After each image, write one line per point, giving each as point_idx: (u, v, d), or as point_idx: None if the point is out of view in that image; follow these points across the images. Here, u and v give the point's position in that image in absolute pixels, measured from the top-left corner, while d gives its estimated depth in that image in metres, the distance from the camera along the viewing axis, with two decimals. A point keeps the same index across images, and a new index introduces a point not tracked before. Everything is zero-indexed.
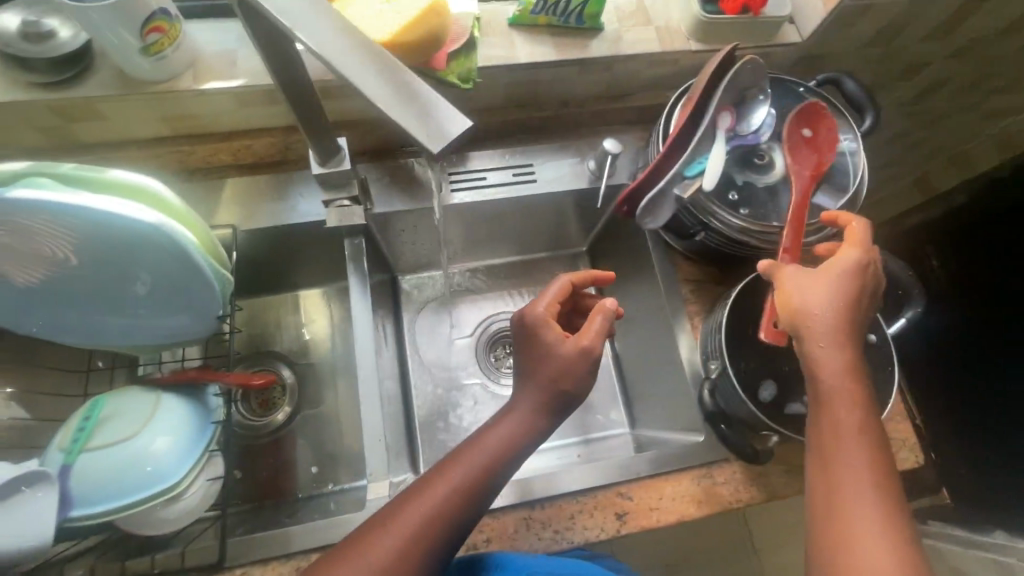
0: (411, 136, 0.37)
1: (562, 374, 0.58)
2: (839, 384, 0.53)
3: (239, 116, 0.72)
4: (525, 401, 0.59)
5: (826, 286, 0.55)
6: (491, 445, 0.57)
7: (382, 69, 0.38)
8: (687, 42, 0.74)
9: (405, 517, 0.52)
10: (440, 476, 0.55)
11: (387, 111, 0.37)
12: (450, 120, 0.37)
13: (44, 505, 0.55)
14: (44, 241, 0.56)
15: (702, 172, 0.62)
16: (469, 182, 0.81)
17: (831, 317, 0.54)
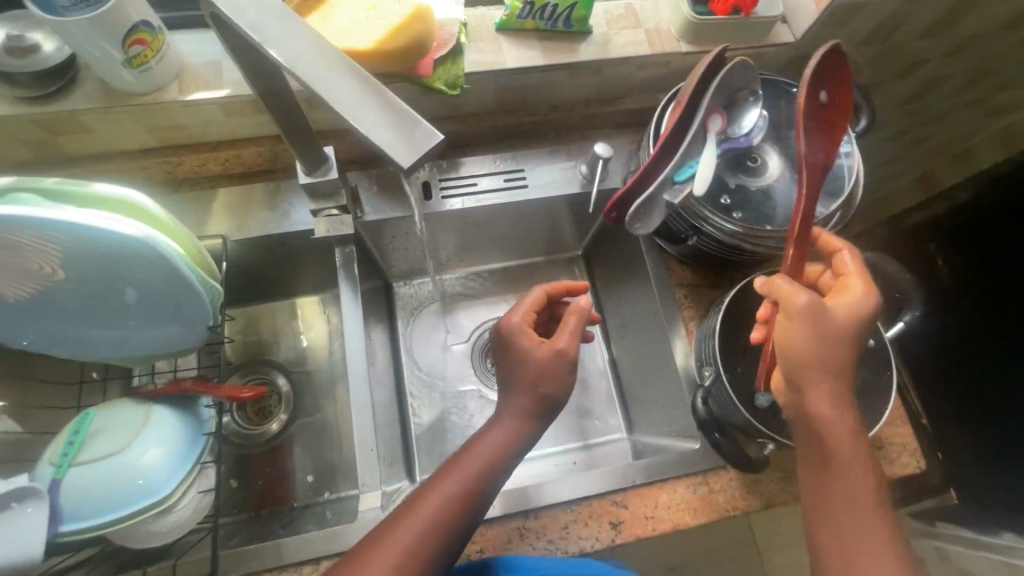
0: (384, 152, 0.36)
1: (540, 379, 0.59)
2: (838, 416, 0.53)
3: (227, 126, 0.71)
4: (511, 407, 0.59)
5: (835, 333, 0.52)
6: (479, 458, 0.56)
7: (357, 84, 0.38)
8: (678, 44, 0.73)
9: (398, 536, 0.51)
10: (430, 491, 0.54)
11: (361, 127, 0.36)
12: (422, 135, 0.36)
13: (34, 521, 0.55)
14: (29, 256, 0.56)
15: (692, 177, 0.61)
16: (460, 188, 0.81)
17: (834, 359, 0.52)
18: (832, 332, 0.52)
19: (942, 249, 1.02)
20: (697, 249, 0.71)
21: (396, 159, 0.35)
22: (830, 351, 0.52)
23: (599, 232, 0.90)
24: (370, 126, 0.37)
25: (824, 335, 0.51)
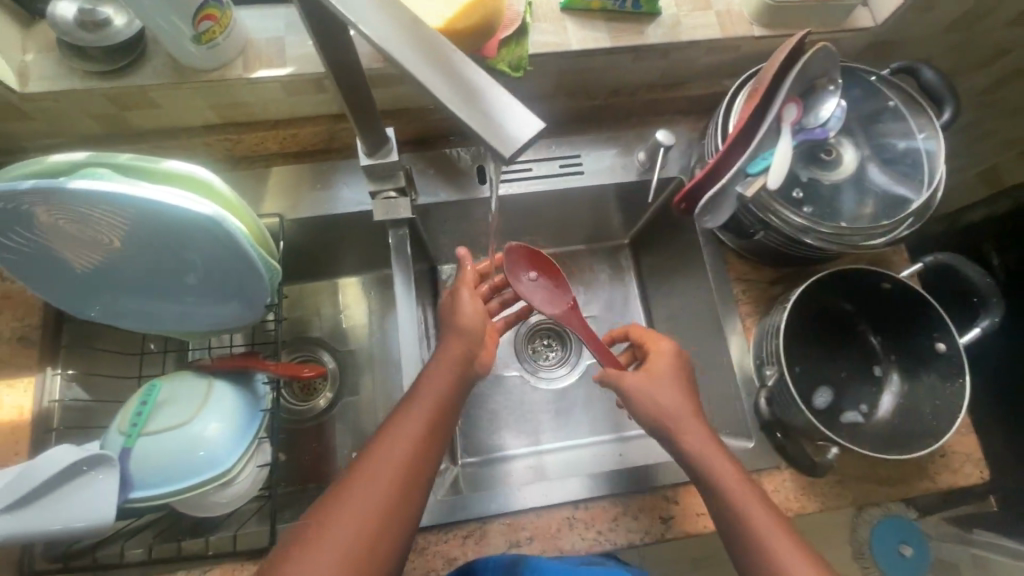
0: (483, 137, 0.34)
1: (460, 329, 0.65)
2: (718, 471, 0.58)
3: (287, 105, 0.71)
4: (445, 355, 0.64)
5: (679, 414, 0.61)
6: (428, 396, 0.60)
7: (452, 67, 0.36)
8: (750, 27, 0.70)
9: (371, 471, 0.54)
10: (392, 428, 0.58)
11: (455, 107, 0.35)
12: (523, 121, 0.34)
13: (106, 487, 0.57)
14: (101, 229, 0.57)
15: (766, 168, 0.58)
16: (515, 172, 0.80)
17: (692, 436, 0.60)
18: (672, 416, 0.61)
19: (998, 248, 0.96)
20: (764, 244, 0.69)
21: (495, 146, 0.34)
22: (679, 431, 0.61)
23: (650, 221, 0.88)
24: (466, 110, 0.35)
25: (667, 421, 0.61)
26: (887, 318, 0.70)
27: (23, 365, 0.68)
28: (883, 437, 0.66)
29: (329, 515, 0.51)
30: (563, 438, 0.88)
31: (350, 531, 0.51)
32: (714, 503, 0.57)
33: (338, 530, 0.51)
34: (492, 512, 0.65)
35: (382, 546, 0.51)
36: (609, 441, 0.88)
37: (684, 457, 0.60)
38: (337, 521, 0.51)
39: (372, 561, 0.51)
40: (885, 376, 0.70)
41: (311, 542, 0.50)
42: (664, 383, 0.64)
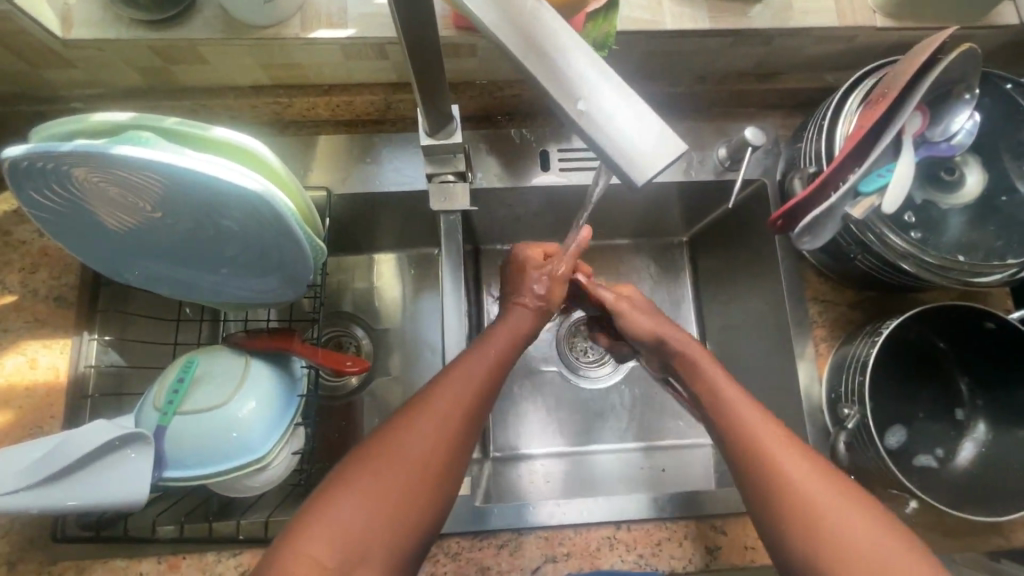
0: (611, 158, 0.30)
1: (535, 290, 0.64)
2: (760, 431, 0.49)
3: (342, 70, 0.66)
4: (514, 320, 0.62)
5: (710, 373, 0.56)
6: (494, 347, 0.57)
7: (591, 69, 0.31)
8: (873, 16, 0.61)
9: (428, 415, 0.50)
10: (453, 376, 0.53)
11: (568, 104, 0.31)
12: (663, 146, 0.30)
13: (140, 464, 0.55)
14: (141, 196, 0.52)
15: (881, 187, 0.52)
16: (581, 159, 0.73)
17: (739, 405, 0.52)
18: (698, 373, 0.57)
19: None
20: (856, 268, 0.62)
21: (614, 159, 0.30)
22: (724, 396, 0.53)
23: (716, 223, 0.80)
24: (598, 124, 0.31)
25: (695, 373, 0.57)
26: (981, 361, 0.64)
27: (60, 326, 0.65)
28: (959, 487, 0.61)
29: (390, 445, 0.48)
30: (591, 441, 0.84)
31: (401, 477, 0.46)
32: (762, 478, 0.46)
33: (389, 474, 0.46)
34: (531, 523, 0.62)
35: (433, 489, 0.47)
36: (638, 448, 0.84)
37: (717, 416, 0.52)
38: (388, 464, 0.47)
39: (430, 493, 0.47)
40: (967, 423, 0.64)
41: (358, 485, 0.45)
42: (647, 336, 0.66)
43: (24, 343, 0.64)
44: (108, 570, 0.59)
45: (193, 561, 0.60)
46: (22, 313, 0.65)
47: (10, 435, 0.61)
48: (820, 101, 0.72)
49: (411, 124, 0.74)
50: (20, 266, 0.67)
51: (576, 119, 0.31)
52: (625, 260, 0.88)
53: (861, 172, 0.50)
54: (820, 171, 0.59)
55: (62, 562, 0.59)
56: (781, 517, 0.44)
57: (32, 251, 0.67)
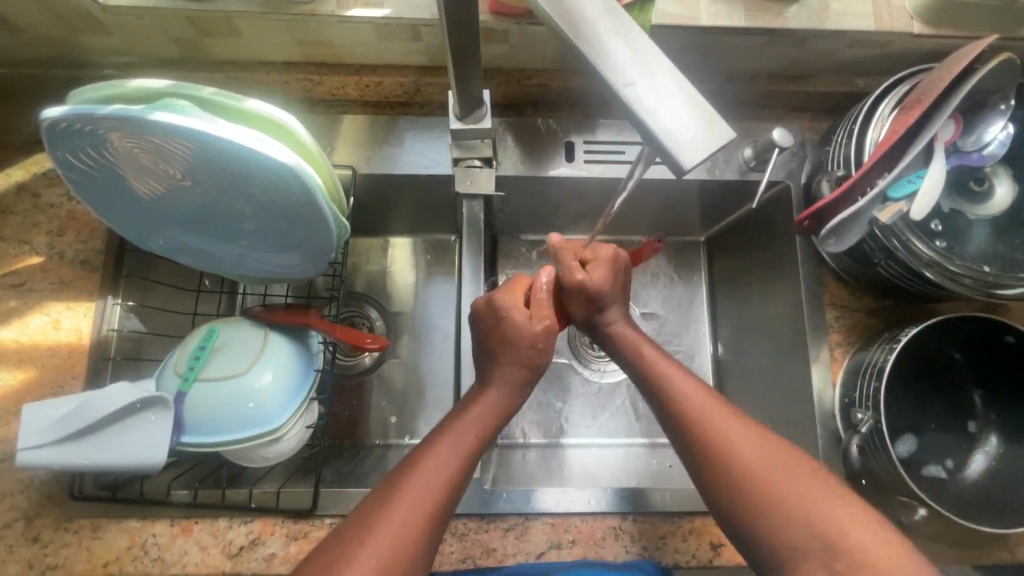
0: (654, 139, 0.31)
1: (517, 351, 0.59)
2: (709, 410, 0.53)
3: (375, 51, 0.66)
4: (497, 389, 0.58)
5: (663, 361, 0.59)
6: (473, 424, 0.55)
7: (643, 54, 0.32)
8: (911, 22, 0.61)
9: (421, 474, 0.50)
10: (436, 444, 0.53)
11: (615, 84, 0.32)
12: (708, 131, 0.31)
13: (159, 427, 0.56)
14: (173, 162, 0.52)
15: (911, 194, 0.52)
16: (605, 153, 0.73)
17: (693, 401, 0.54)
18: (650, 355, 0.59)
19: None
20: (878, 274, 0.62)
21: (656, 139, 0.31)
22: (685, 399, 0.54)
23: (735, 224, 0.80)
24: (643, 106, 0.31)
25: (652, 360, 0.59)
26: (997, 375, 0.64)
27: (84, 290, 0.67)
28: (967, 498, 0.61)
29: (366, 531, 0.46)
30: (597, 434, 0.85)
31: (383, 552, 0.45)
32: (737, 494, 0.48)
33: (367, 552, 0.45)
34: (536, 510, 0.63)
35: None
36: (643, 445, 0.84)
37: (670, 400, 0.55)
38: (368, 541, 0.45)
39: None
40: (980, 435, 0.64)
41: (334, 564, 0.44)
42: (616, 307, 0.64)
43: (49, 304, 0.65)
44: (122, 530, 0.60)
45: (206, 526, 0.61)
46: (48, 274, 0.66)
47: (31, 393, 0.62)
48: (850, 105, 0.72)
49: (438, 108, 0.75)
50: (48, 229, 0.68)
51: (627, 102, 0.31)
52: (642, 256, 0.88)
53: (891, 177, 0.50)
54: (847, 175, 0.59)
55: (78, 520, 0.60)
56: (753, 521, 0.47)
57: (59, 214, 0.68)
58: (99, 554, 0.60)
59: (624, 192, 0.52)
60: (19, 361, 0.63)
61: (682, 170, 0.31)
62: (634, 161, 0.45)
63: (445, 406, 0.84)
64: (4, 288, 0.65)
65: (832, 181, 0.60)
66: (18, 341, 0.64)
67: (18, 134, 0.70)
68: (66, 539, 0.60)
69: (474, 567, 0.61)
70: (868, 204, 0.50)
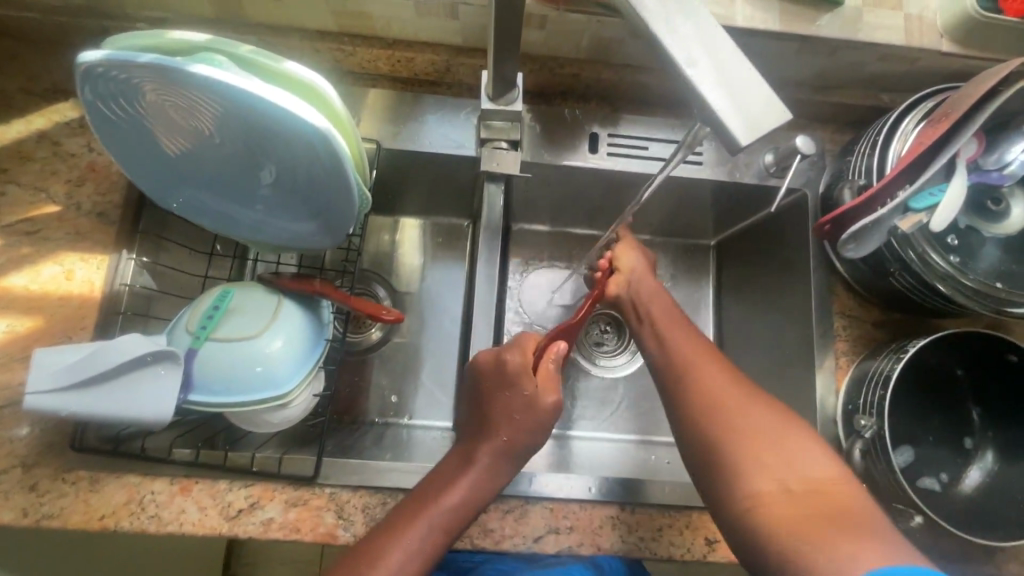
0: (711, 113, 0.34)
1: (516, 403, 0.59)
2: (696, 357, 0.58)
3: (412, 26, 0.67)
4: (481, 464, 0.57)
5: (666, 317, 0.64)
6: (450, 506, 0.54)
7: (702, 34, 0.35)
8: (940, 40, 0.63)
9: (420, 522, 0.53)
10: (403, 532, 0.52)
11: (680, 57, 0.35)
12: (768, 109, 0.33)
13: (168, 382, 0.55)
14: (203, 116, 0.52)
15: (931, 206, 0.54)
16: (629, 147, 0.73)
17: (685, 346, 0.60)
18: (658, 308, 0.65)
19: None
20: (890, 285, 0.63)
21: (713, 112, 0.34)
22: (678, 345, 0.60)
23: (749, 229, 0.81)
24: (705, 81, 0.34)
25: (655, 311, 0.65)
26: (997, 394, 0.65)
27: (100, 242, 0.66)
28: (959, 511, 0.62)
29: None
30: (583, 427, 0.85)
31: None
32: (709, 427, 0.53)
33: None
34: (537, 494, 0.63)
35: None
36: (635, 441, 0.85)
37: (664, 347, 0.61)
38: None
39: None
40: (975, 451, 0.66)
41: None
42: (641, 277, 0.69)
43: (62, 254, 0.65)
44: (122, 484, 0.60)
45: (206, 486, 0.61)
46: (64, 224, 0.66)
47: (39, 340, 0.62)
48: (872, 119, 0.73)
49: (465, 90, 0.75)
50: (67, 178, 0.67)
51: (690, 79, 0.34)
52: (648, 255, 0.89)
53: (913, 190, 0.51)
54: (869, 184, 0.60)
55: (77, 471, 0.60)
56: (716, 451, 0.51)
57: (79, 165, 0.68)
58: (95, 507, 0.59)
59: (658, 182, 0.55)
60: (28, 308, 0.63)
61: (735, 145, 0.34)
62: (677, 147, 0.49)
63: (446, 388, 0.84)
64: (19, 235, 0.65)
65: (854, 189, 0.61)
66: (29, 288, 0.63)
67: (45, 82, 0.70)
68: (64, 489, 0.59)
69: (470, 546, 0.62)
70: (886, 212, 0.51)
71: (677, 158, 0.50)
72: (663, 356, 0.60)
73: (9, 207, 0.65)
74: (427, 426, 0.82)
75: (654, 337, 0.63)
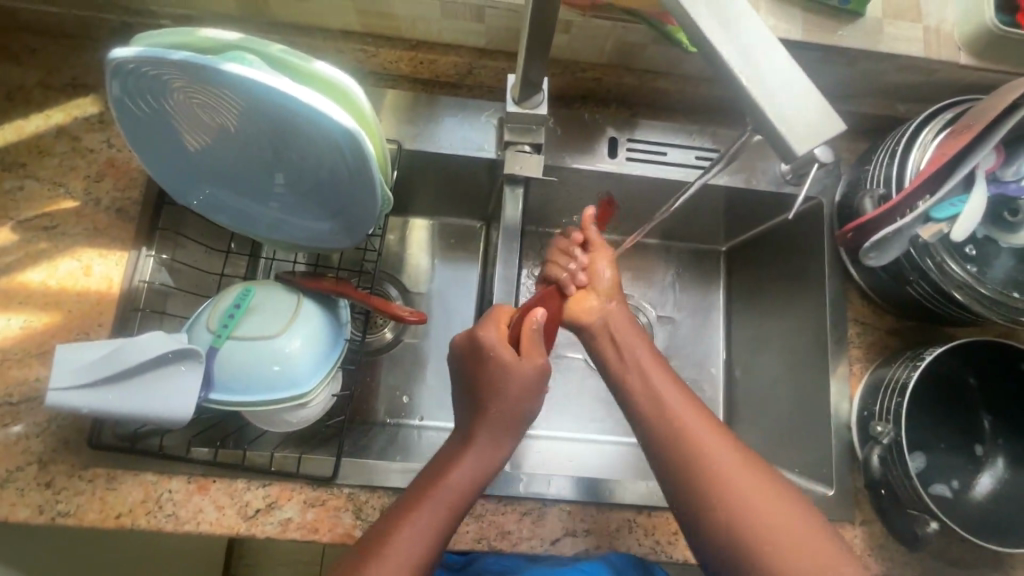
0: (768, 122, 0.35)
1: (505, 396, 0.57)
2: (694, 425, 0.54)
3: (436, 27, 0.68)
4: (480, 443, 0.57)
5: (651, 365, 0.60)
6: (454, 485, 0.54)
7: (758, 42, 0.36)
8: (958, 53, 0.64)
9: (425, 504, 0.52)
10: (412, 512, 0.52)
11: (734, 62, 0.35)
12: (825, 119, 0.35)
13: (190, 380, 0.55)
14: (228, 113, 0.51)
15: (954, 216, 0.55)
16: (647, 152, 0.74)
17: (680, 411, 0.55)
18: (641, 357, 0.60)
19: None
20: (907, 293, 0.64)
21: (770, 122, 0.35)
22: (671, 410, 0.55)
23: (760, 236, 0.82)
24: (761, 89, 0.35)
25: (638, 360, 0.60)
26: (1009, 402, 0.66)
27: (119, 238, 0.66)
28: (972, 518, 0.63)
29: None
30: (590, 431, 0.85)
31: None
32: (722, 518, 0.49)
33: None
34: (555, 497, 0.63)
35: None
36: None
37: (657, 410, 0.56)
38: None
39: None
40: (987, 458, 0.67)
41: None
42: (609, 298, 0.66)
43: (81, 249, 0.64)
44: (138, 482, 0.60)
45: (223, 486, 0.61)
46: (82, 219, 0.66)
47: (57, 336, 0.62)
48: (887, 130, 0.74)
49: (485, 93, 0.76)
50: (85, 173, 0.67)
51: (743, 88, 0.35)
52: (659, 260, 0.89)
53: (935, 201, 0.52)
54: (888, 195, 0.61)
55: (94, 468, 0.60)
56: (733, 547, 0.48)
57: (98, 160, 0.68)
58: (112, 505, 0.59)
59: (689, 191, 0.56)
60: (45, 304, 0.62)
61: (788, 152, 0.35)
62: (717, 158, 0.49)
63: None
64: (36, 230, 0.64)
65: (873, 199, 0.62)
66: (47, 284, 0.63)
67: (64, 76, 0.69)
68: (80, 487, 0.59)
69: (487, 548, 0.62)
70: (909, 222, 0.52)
71: (716, 167, 0.51)
72: (651, 418, 0.56)
73: (27, 202, 0.65)
74: (439, 427, 0.82)
75: (637, 386, 0.58)
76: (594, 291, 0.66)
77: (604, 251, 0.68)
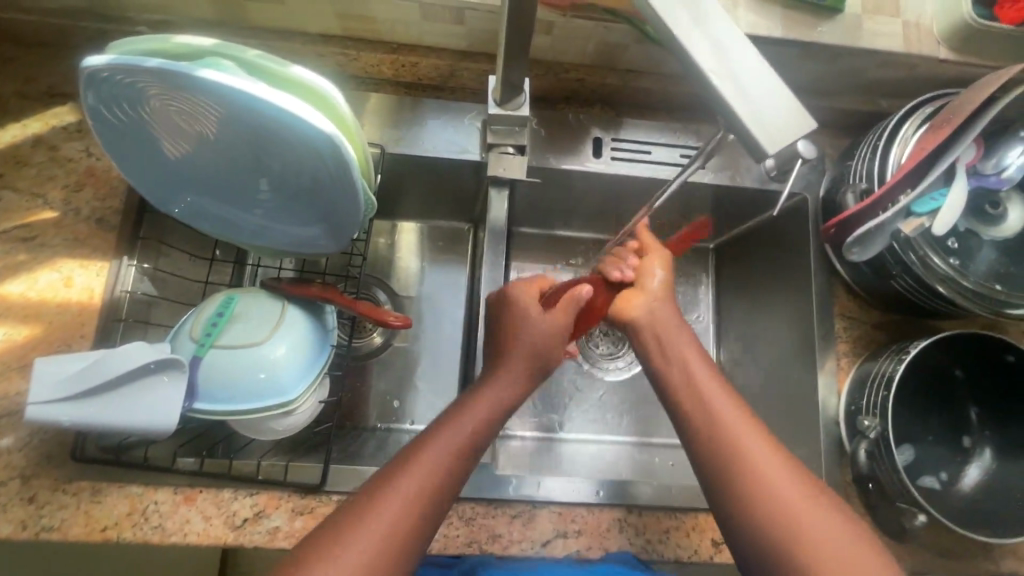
0: (739, 122, 0.35)
1: (525, 341, 0.59)
2: (738, 426, 0.52)
3: (417, 30, 0.67)
4: (500, 381, 0.57)
5: (697, 364, 0.56)
6: (475, 413, 0.54)
7: (729, 42, 0.36)
8: (937, 48, 0.64)
9: (444, 431, 0.52)
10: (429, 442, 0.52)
11: (706, 62, 0.35)
12: (796, 119, 0.35)
13: (173, 391, 0.55)
14: (206, 120, 0.51)
15: (934, 210, 0.55)
16: (632, 151, 0.74)
17: (725, 410, 0.53)
18: (685, 355, 0.57)
19: None
20: (891, 287, 0.64)
21: (740, 122, 0.35)
22: (714, 409, 0.53)
23: (747, 232, 0.82)
24: (732, 88, 0.35)
25: (686, 360, 0.57)
26: (995, 393, 0.67)
27: (99, 248, 0.65)
28: (960, 509, 0.63)
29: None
30: (580, 431, 0.85)
31: None
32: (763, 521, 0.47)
33: None
34: (546, 498, 0.63)
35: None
36: (634, 443, 0.86)
37: (702, 408, 0.53)
38: None
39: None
40: (974, 449, 0.67)
41: None
42: (661, 303, 0.61)
43: (60, 261, 0.64)
44: (124, 495, 0.59)
45: (210, 496, 0.60)
46: (62, 230, 0.65)
47: (37, 348, 0.61)
48: (870, 124, 0.74)
49: (469, 95, 0.76)
50: (65, 183, 0.66)
51: (714, 88, 0.35)
52: None
53: (914, 196, 0.52)
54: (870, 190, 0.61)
55: (78, 481, 0.59)
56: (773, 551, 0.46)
57: (77, 170, 0.67)
58: (97, 519, 0.58)
59: (676, 184, 0.57)
60: (26, 316, 0.61)
61: (760, 152, 0.35)
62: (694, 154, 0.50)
63: (448, 393, 0.84)
64: (15, 241, 0.63)
65: (855, 195, 0.62)
66: (27, 295, 0.62)
67: (41, 86, 0.69)
68: (63, 501, 0.58)
69: (479, 552, 0.61)
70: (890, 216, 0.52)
71: (693, 163, 0.51)
72: (694, 416, 0.53)
73: (5, 213, 0.64)
74: None
75: (682, 385, 0.56)
76: (643, 292, 0.62)
77: (658, 252, 0.65)
